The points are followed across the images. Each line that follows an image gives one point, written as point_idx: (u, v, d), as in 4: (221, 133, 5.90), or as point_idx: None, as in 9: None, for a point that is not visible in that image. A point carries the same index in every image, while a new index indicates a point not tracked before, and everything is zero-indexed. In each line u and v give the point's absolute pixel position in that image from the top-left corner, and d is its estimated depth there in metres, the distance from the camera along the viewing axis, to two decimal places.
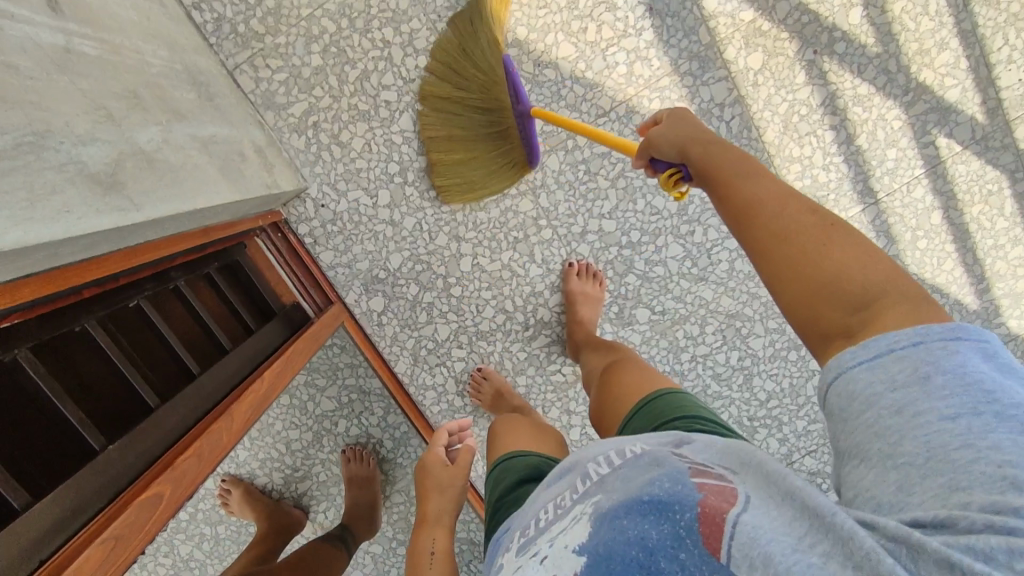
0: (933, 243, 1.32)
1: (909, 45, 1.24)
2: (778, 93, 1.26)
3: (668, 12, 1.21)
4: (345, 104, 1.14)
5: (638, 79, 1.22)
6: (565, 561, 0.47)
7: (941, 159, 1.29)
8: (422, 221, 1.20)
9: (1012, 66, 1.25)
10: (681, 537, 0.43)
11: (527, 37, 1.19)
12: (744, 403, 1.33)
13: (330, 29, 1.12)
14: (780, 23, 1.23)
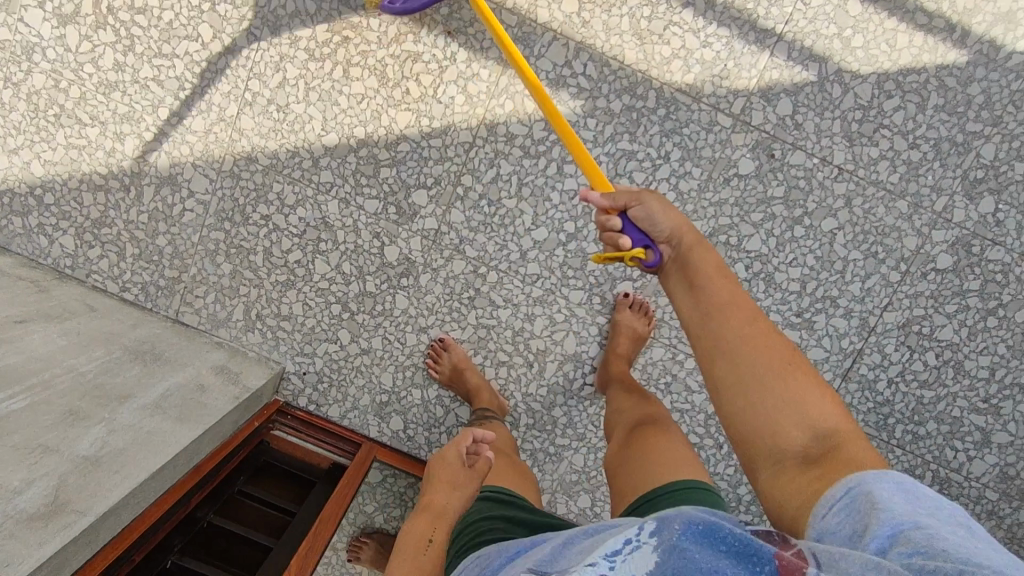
0: (871, 33, 1.17)
1: None
2: (612, 15, 1.15)
3: (465, 24, 1.14)
4: (269, 285, 1.24)
5: (479, 97, 1.16)
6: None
7: None
8: (387, 335, 1.25)
9: None
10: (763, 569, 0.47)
11: (366, 133, 1.17)
12: (780, 304, 1.25)
13: (221, 238, 1.23)
14: None
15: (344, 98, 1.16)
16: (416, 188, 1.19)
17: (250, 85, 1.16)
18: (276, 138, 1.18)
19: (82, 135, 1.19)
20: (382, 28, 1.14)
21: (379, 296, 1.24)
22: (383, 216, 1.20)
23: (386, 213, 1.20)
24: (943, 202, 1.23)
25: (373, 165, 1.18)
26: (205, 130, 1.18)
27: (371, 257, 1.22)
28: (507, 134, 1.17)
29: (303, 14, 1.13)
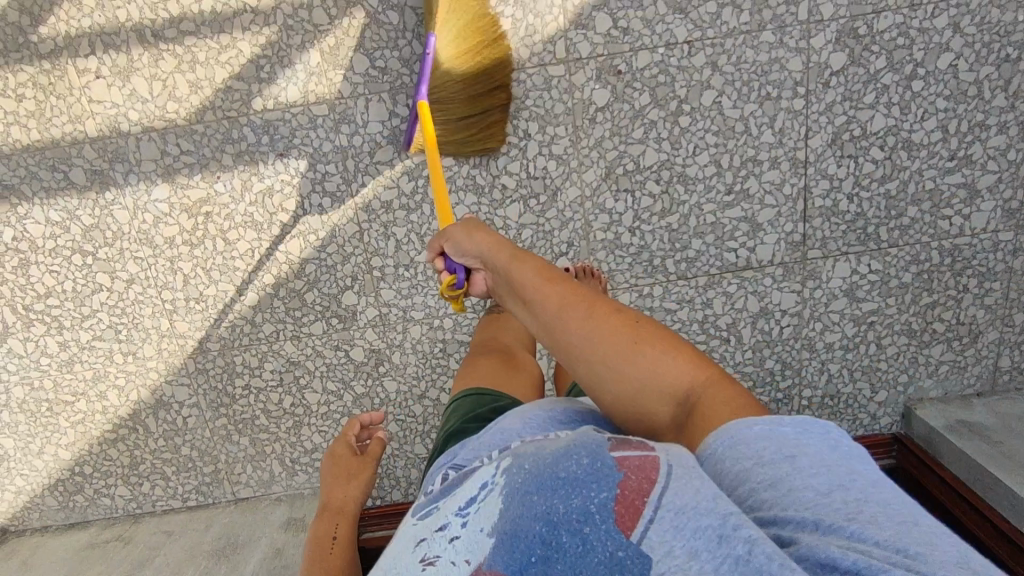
0: None
1: None
2: (400, 47, 1.12)
3: (288, 139, 1.16)
4: (284, 435, 1.35)
5: (340, 190, 1.19)
6: (477, 541, 0.51)
7: None
8: (398, 418, 1.33)
9: None
10: (590, 513, 0.50)
11: (274, 274, 1.24)
12: (708, 193, 1.24)
13: (226, 422, 1.35)
14: (332, 23, 1.10)
15: (239, 261, 1.23)
16: (342, 292, 1.26)
17: (163, 295, 1.25)
18: (212, 323, 1.27)
19: (76, 411, 1.33)
20: (228, 186, 1.18)
21: (372, 391, 1.32)
22: (332, 330, 1.29)
23: (333, 326, 1.28)
24: (805, 9, 1.15)
25: (297, 296, 1.26)
26: (157, 350, 1.29)
27: (345, 366, 1.31)
28: (383, 204, 1.21)
29: (162, 216, 1.19)
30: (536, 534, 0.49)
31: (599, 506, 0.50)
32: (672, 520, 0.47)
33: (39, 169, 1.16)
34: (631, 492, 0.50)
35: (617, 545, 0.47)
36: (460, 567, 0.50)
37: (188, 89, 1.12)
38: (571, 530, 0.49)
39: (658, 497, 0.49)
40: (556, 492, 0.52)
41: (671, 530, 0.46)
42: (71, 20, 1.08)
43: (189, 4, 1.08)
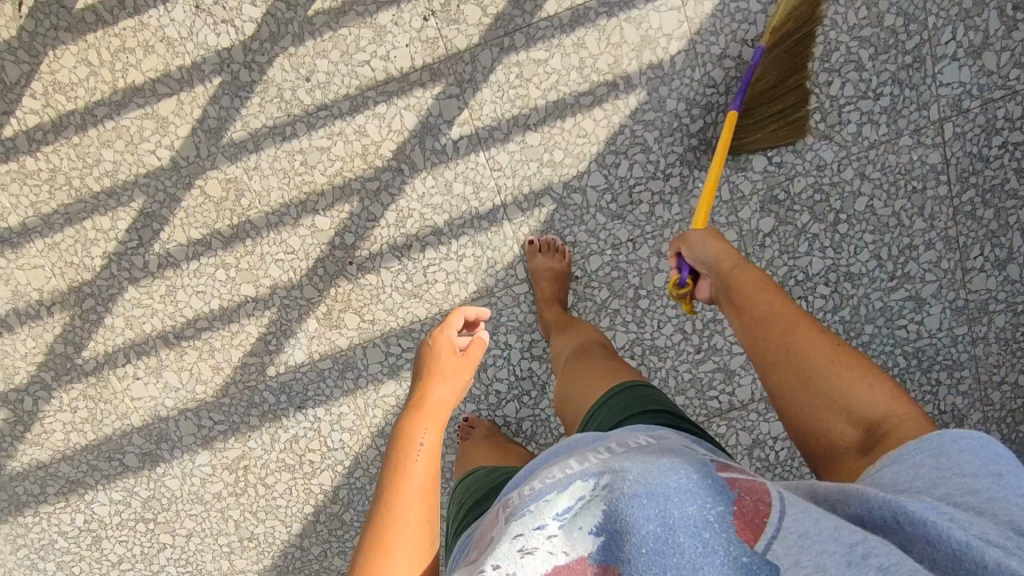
0: (563, 141, 1.22)
1: (354, 167, 1.19)
2: (383, 300, 1.26)
3: (303, 392, 1.30)
4: None
5: (354, 424, 1.32)
6: (580, 542, 0.56)
7: (475, 133, 1.19)
8: None
9: (388, 54, 1.14)
10: (709, 521, 0.54)
11: (311, 505, 1.36)
12: (680, 355, 1.36)
13: None
14: (322, 294, 1.25)
15: (279, 499, 1.36)
16: None
17: (219, 542, 1.38)
18: (264, 558, 1.38)
19: None
20: (260, 440, 1.33)
21: None
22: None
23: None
24: (726, 190, 1.30)
25: (334, 520, 1.36)
26: None
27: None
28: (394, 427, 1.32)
29: (207, 476, 1.35)
30: (648, 535, 0.53)
31: (718, 518, 0.54)
32: (795, 539, 0.52)
33: (101, 460, 1.33)
34: (750, 509, 0.55)
35: (737, 550, 0.52)
36: (558, 559, 0.55)
37: (212, 371, 1.28)
38: (681, 525, 0.54)
39: (776, 517, 0.54)
40: (672, 501, 0.55)
41: (794, 542, 0.52)
42: (107, 339, 1.26)
43: (200, 306, 1.25)
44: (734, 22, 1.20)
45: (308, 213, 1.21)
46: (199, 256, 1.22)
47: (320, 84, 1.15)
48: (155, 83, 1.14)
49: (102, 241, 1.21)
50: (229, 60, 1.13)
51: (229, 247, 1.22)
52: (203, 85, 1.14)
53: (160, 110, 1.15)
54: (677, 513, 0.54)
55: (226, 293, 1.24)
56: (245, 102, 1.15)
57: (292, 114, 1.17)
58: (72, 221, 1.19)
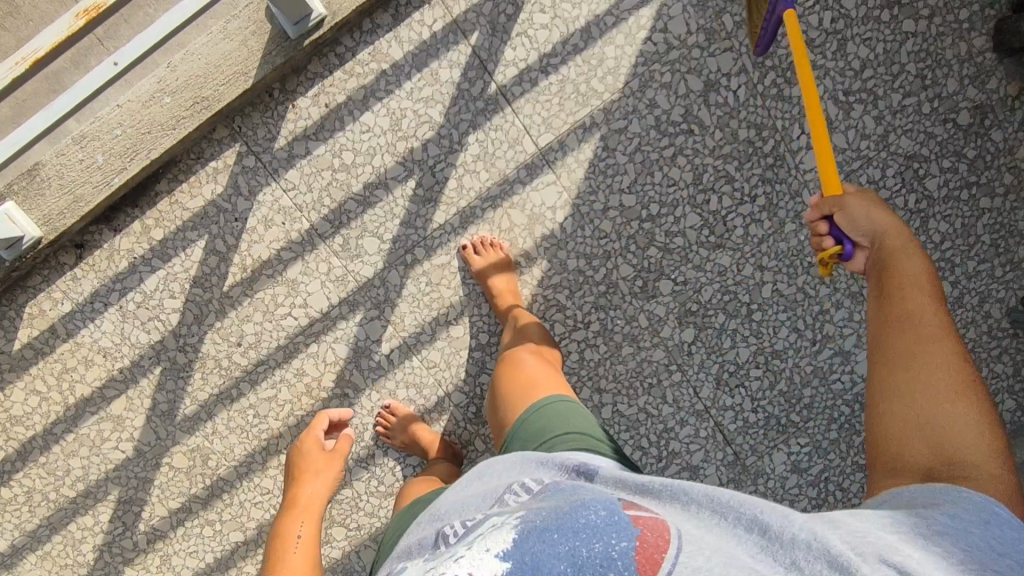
0: (484, 322, 1.26)
1: (303, 403, 1.26)
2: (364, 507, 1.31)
3: None
4: None
5: None
6: (484, 563, 0.54)
7: (404, 340, 1.26)
8: None
9: (303, 299, 1.23)
10: (613, 558, 0.52)
11: None
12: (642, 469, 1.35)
13: None
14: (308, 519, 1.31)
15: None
16: None
17: None
18: None
19: None
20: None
21: None
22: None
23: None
24: (643, 318, 1.30)
25: None
26: None
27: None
28: None
29: None
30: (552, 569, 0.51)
31: (621, 553, 0.52)
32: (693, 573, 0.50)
33: None
34: (651, 544, 0.53)
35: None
36: None
37: None
38: (588, 555, 0.52)
39: (681, 555, 0.52)
40: (578, 535, 0.54)
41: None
42: None
43: (193, 568, 1.28)
44: (608, 177, 1.25)
45: (272, 456, 1.26)
46: (182, 523, 1.27)
47: (252, 343, 1.23)
48: (103, 389, 1.22)
49: (89, 537, 1.26)
50: (164, 350, 1.22)
51: (207, 507, 1.27)
52: (149, 376, 1.23)
53: (115, 409, 1.23)
54: (583, 548, 0.53)
55: (215, 550, 1.28)
56: (189, 379, 1.23)
57: (234, 375, 1.24)
58: (56, 529, 1.25)
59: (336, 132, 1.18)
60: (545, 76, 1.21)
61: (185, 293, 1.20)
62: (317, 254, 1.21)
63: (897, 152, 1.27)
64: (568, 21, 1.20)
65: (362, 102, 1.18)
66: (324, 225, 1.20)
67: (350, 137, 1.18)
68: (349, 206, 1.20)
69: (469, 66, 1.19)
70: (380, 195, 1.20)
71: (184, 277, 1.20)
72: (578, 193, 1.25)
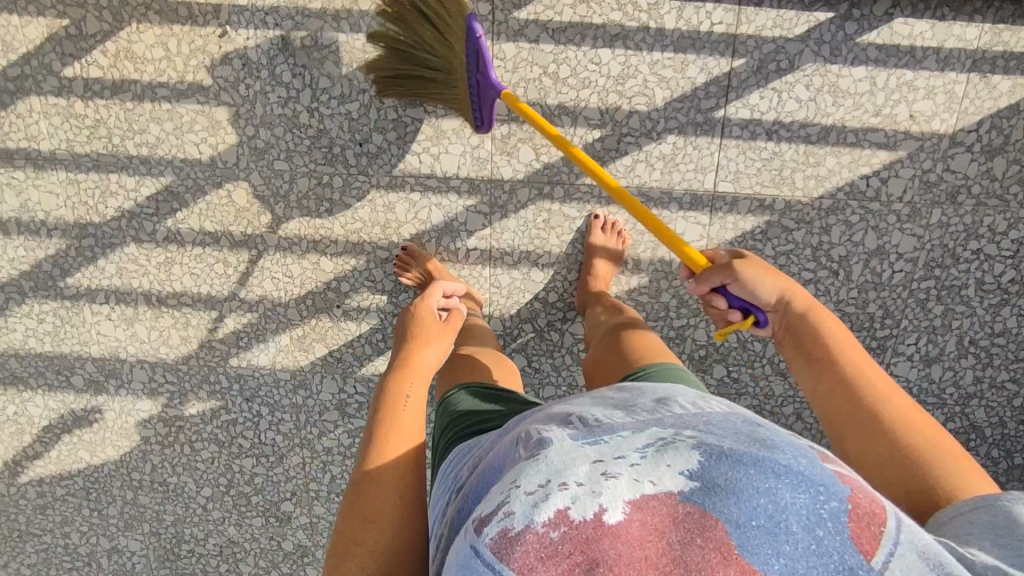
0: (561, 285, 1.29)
1: (374, 233, 1.26)
2: (355, 344, 1.36)
3: (256, 389, 1.41)
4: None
5: (291, 431, 1.44)
6: (669, 476, 0.53)
7: (490, 249, 1.27)
8: None
9: (439, 154, 1.21)
10: (823, 516, 0.51)
11: (229, 480, 1.49)
12: None
13: (169, 571, 1.60)
14: (303, 320, 1.34)
15: (200, 463, 1.48)
16: (282, 501, 1.51)
17: (134, 475, 1.50)
18: (170, 501, 1.52)
19: (42, 541, 1.57)
20: (200, 411, 1.43)
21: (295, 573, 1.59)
22: (269, 525, 1.54)
23: (270, 523, 1.53)
24: None
25: (243, 496, 1.51)
26: (120, 512, 1.54)
27: (275, 551, 1.57)
28: (327, 449, 1.45)
29: (144, 418, 1.45)
30: (757, 507, 0.50)
31: (832, 516, 0.51)
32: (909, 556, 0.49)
33: (49, 372, 1.40)
34: (865, 511, 0.52)
35: (850, 558, 0.49)
36: (649, 485, 0.53)
37: (180, 340, 1.36)
38: (787, 501, 0.51)
39: (896, 532, 0.51)
40: (781, 479, 0.53)
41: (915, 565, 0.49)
42: (95, 277, 1.31)
43: (190, 285, 1.32)
44: (744, 257, 1.28)
45: (316, 252, 1.28)
46: (206, 245, 1.29)
47: (369, 153, 1.21)
48: (219, 90, 1.18)
49: (121, 197, 1.25)
50: (296, 100, 1.18)
51: (235, 249, 1.29)
52: (265, 112, 1.19)
53: (217, 114, 1.19)
54: (794, 496, 0.52)
55: (218, 285, 1.32)
56: (295, 141, 1.20)
57: (335, 167, 1.22)
58: (98, 169, 1.23)
59: (576, 44, 1.14)
60: (766, 138, 1.20)
61: (350, 69, 1.16)
62: (479, 131, 1.19)
63: (964, 414, 1.35)
64: (819, 111, 1.18)
65: (614, 38, 1.14)
66: (505, 111, 1.18)
67: (580, 57, 1.15)
68: (535, 111, 1.18)
69: (722, 82, 1.17)
70: (569, 124, 1.19)
71: (359, 56, 1.15)
72: (714, 249, 1.27)
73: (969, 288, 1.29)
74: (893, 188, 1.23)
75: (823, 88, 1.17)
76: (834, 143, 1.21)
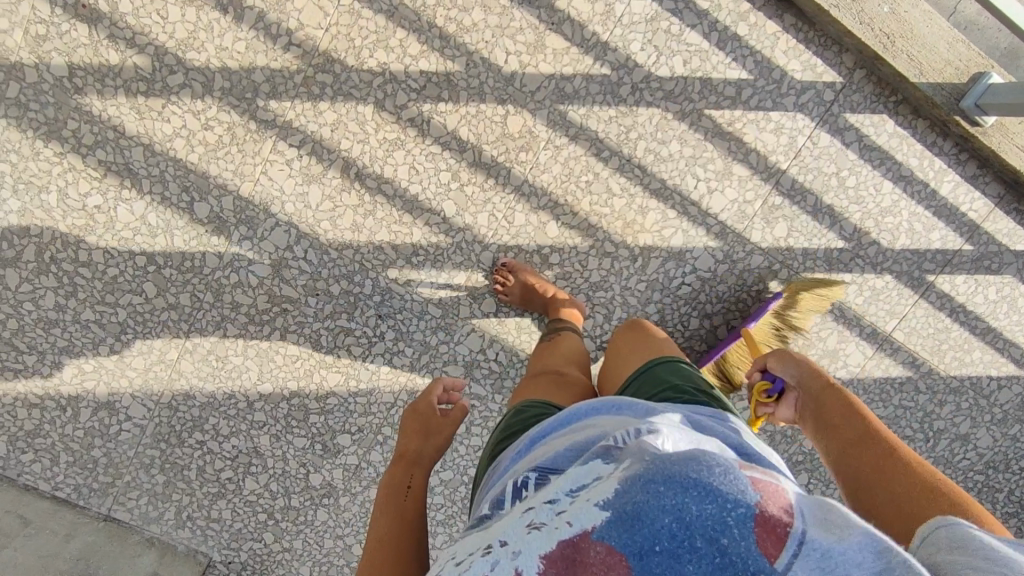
0: None
1: (613, 225, 1.22)
2: (524, 316, 1.26)
3: (394, 309, 1.24)
4: (201, 494, 1.32)
5: (403, 369, 1.26)
6: (585, 511, 0.41)
7: (702, 291, 1.26)
8: (307, 539, 1.35)
9: (714, 191, 1.23)
10: (728, 524, 0.37)
11: (299, 385, 1.27)
12: None
13: (157, 454, 1.30)
14: (491, 269, 1.23)
15: (279, 356, 1.25)
16: (342, 431, 1.29)
17: (191, 336, 1.24)
18: (214, 381, 1.26)
19: (20, 360, 1.24)
20: (318, 303, 1.23)
21: (303, 509, 1.34)
22: (311, 450, 1.30)
23: (314, 448, 1.30)
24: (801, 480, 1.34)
25: (303, 411, 1.28)
26: (144, 367, 1.25)
27: (297, 479, 1.32)
28: None
29: (248, 282, 1.21)
30: (661, 528, 0.37)
31: (738, 520, 0.37)
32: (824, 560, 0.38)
33: (173, 184, 1.16)
34: (778, 514, 0.39)
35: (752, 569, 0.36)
36: (561, 528, 0.41)
37: (350, 224, 1.19)
38: (696, 513, 0.37)
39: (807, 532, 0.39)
40: (687, 486, 0.38)
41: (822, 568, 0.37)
42: (305, 115, 1.14)
43: (401, 176, 1.18)
44: (884, 397, 1.38)
45: (549, 212, 1.21)
46: (446, 148, 1.17)
47: (658, 153, 1.20)
48: (562, 23, 1.15)
49: (393, 55, 1.13)
50: (627, 70, 1.18)
51: (473, 168, 1.18)
52: (593, 64, 1.17)
53: (548, 38, 1.16)
54: (704, 507, 0.38)
55: (431, 193, 1.19)
56: (602, 104, 1.18)
57: (620, 147, 1.20)
58: (390, 19, 1.12)
59: (871, 165, 1.24)
60: (951, 314, 1.34)
61: (691, 74, 1.19)
62: (753, 190, 1.23)
63: None
64: (993, 313, 1.35)
65: (901, 176, 1.25)
66: (787, 185, 1.23)
67: (868, 177, 1.25)
68: (809, 199, 1.25)
69: (948, 255, 1.31)
70: (827, 223, 1.26)
71: (707, 69, 1.19)
72: (866, 378, 1.36)
73: (1004, 495, 1.45)
74: (1002, 396, 1.39)
75: (1006, 298, 1.34)
76: (987, 342, 1.37)
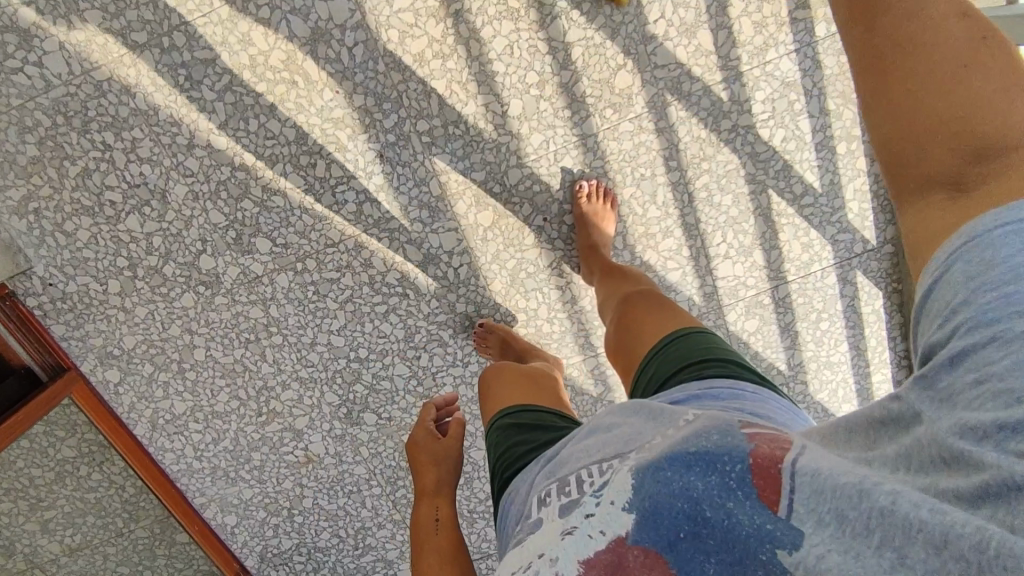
0: None
1: (635, 227, 1.22)
2: (506, 250, 1.19)
3: (398, 159, 1.12)
4: (66, 197, 1.11)
5: (366, 220, 1.15)
6: (608, 528, 0.46)
7: None
8: (154, 312, 1.20)
9: (728, 258, 1.25)
10: (732, 488, 0.43)
11: (253, 163, 1.10)
12: (464, 497, 1.36)
13: (45, 125, 1.07)
14: (511, 188, 1.16)
15: (252, 122, 1.08)
16: (263, 234, 1.15)
17: (173, 36, 1.04)
18: (165, 95, 1.06)
19: None
20: (328, 101, 1.08)
21: (169, 281, 1.18)
22: (219, 232, 1.15)
23: (224, 233, 1.15)
24: None
25: (240, 190, 1.12)
26: (97, 29, 1.03)
27: (185, 250, 1.16)
28: (364, 262, 1.17)
29: (275, 28, 1.04)
30: (675, 508, 0.44)
31: (738, 479, 0.43)
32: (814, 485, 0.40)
33: None
34: (766, 461, 0.43)
35: (769, 522, 0.40)
36: (593, 545, 0.46)
37: (415, 52, 1.07)
38: (701, 489, 0.43)
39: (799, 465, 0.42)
40: (685, 467, 0.45)
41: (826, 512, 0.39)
42: None
43: (494, 46, 1.08)
44: None
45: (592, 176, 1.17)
46: (550, 52, 1.09)
47: (711, 195, 1.20)
48: (721, 25, 1.11)
49: None
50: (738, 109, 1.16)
51: (559, 89, 1.11)
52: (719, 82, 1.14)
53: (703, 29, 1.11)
54: (709, 481, 0.43)
55: (509, 82, 1.10)
56: (701, 121, 1.15)
57: (687, 167, 1.18)
58: None
59: (845, 323, 1.33)
60: None
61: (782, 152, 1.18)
62: (756, 278, 1.27)
63: None
64: None
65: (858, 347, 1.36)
66: (781, 294, 1.29)
67: (837, 331, 1.34)
68: (787, 317, 1.31)
69: None
70: (785, 344, 1.34)
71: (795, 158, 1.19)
72: None
73: None
74: None
75: None
76: None
